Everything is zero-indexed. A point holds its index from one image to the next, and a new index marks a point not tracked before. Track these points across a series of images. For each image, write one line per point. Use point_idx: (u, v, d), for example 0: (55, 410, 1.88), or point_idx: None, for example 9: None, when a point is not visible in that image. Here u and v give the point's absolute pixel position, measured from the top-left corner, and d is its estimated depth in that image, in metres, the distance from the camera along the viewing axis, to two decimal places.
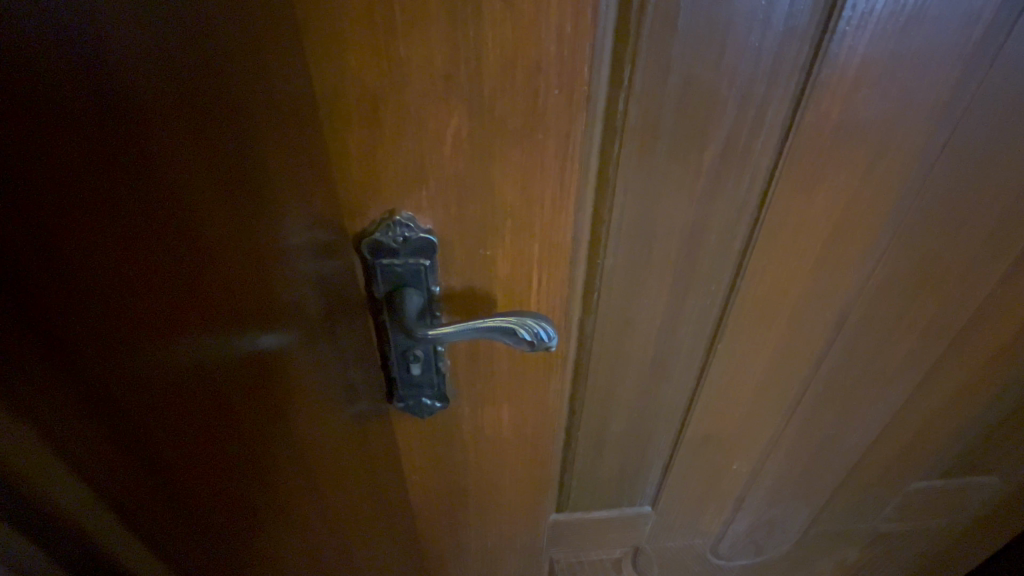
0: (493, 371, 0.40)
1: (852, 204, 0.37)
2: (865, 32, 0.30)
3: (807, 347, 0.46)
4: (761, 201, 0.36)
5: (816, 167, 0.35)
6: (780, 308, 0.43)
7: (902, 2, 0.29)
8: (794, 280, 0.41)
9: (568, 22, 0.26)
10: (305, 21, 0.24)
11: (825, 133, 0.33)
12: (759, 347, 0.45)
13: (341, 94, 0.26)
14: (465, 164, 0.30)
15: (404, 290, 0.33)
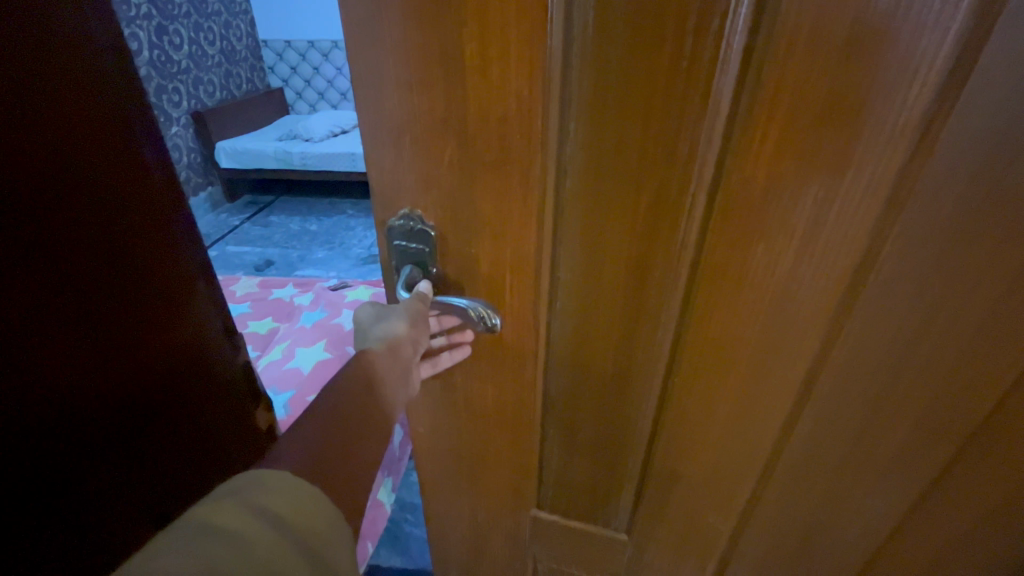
0: (474, 348, 0.51)
1: (808, 265, 0.39)
2: (784, 108, 0.34)
3: (771, 406, 0.46)
4: (700, 243, 0.41)
5: (754, 224, 0.38)
6: (737, 352, 0.45)
7: (821, 84, 0.32)
8: (744, 330, 0.43)
9: (524, 88, 0.37)
10: (360, 84, 0.40)
11: (757, 193, 0.37)
12: (720, 390, 0.47)
13: (378, 122, 0.41)
14: (454, 181, 0.42)
15: (409, 264, 0.48)
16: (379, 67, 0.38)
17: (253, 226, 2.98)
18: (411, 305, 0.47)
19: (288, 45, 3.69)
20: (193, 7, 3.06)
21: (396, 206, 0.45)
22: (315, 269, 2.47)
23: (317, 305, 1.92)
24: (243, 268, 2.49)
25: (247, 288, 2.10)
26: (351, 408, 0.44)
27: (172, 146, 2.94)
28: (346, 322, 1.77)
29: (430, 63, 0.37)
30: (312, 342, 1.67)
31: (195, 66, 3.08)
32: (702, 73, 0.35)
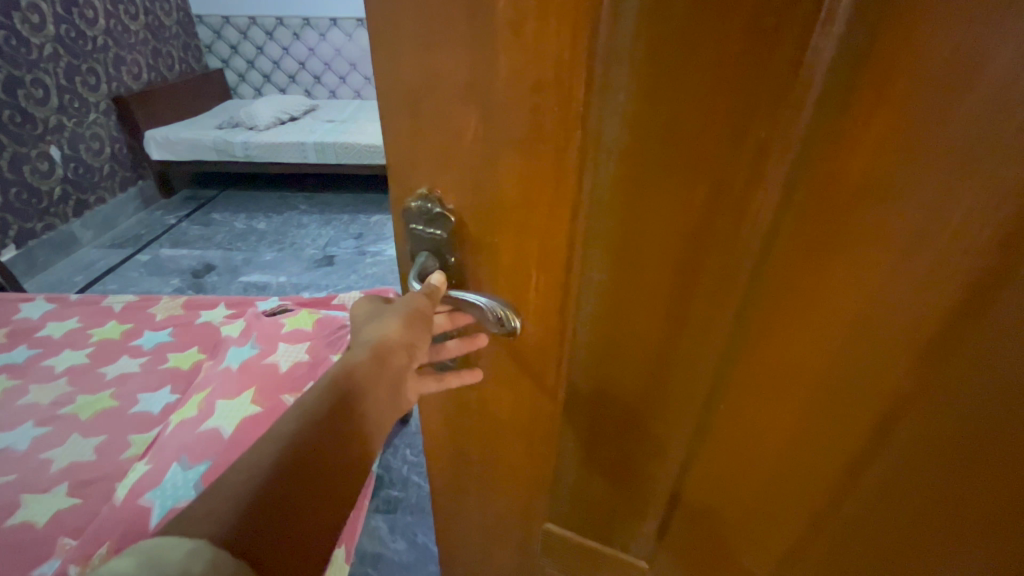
0: (489, 346, 0.46)
1: (896, 306, 0.31)
2: (885, 85, 0.26)
3: (824, 456, 0.39)
4: (760, 251, 0.34)
5: (831, 231, 0.31)
6: (791, 383, 0.38)
7: (941, 57, 0.24)
8: (803, 357, 0.36)
9: (567, 47, 0.30)
10: (377, 37, 0.34)
11: (841, 193, 0.30)
12: (769, 421, 0.40)
13: (393, 87, 0.35)
14: (478, 159, 0.37)
15: (424, 253, 0.42)
16: (395, 22, 0.33)
17: (192, 225, 2.65)
18: (419, 296, 0.42)
19: (225, 22, 3.24)
20: None
21: (411, 185, 0.40)
22: (262, 272, 2.25)
23: (247, 336, 1.28)
24: (179, 273, 2.22)
25: (168, 312, 1.48)
26: (336, 423, 0.38)
27: (91, 135, 2.45)
28: (284, 360, 1.17)
29: (454, 16, 0.31)
30: (235, 392, 1.09)
31: (115, 43, 2.58)
32: (786, 41, 0.27)
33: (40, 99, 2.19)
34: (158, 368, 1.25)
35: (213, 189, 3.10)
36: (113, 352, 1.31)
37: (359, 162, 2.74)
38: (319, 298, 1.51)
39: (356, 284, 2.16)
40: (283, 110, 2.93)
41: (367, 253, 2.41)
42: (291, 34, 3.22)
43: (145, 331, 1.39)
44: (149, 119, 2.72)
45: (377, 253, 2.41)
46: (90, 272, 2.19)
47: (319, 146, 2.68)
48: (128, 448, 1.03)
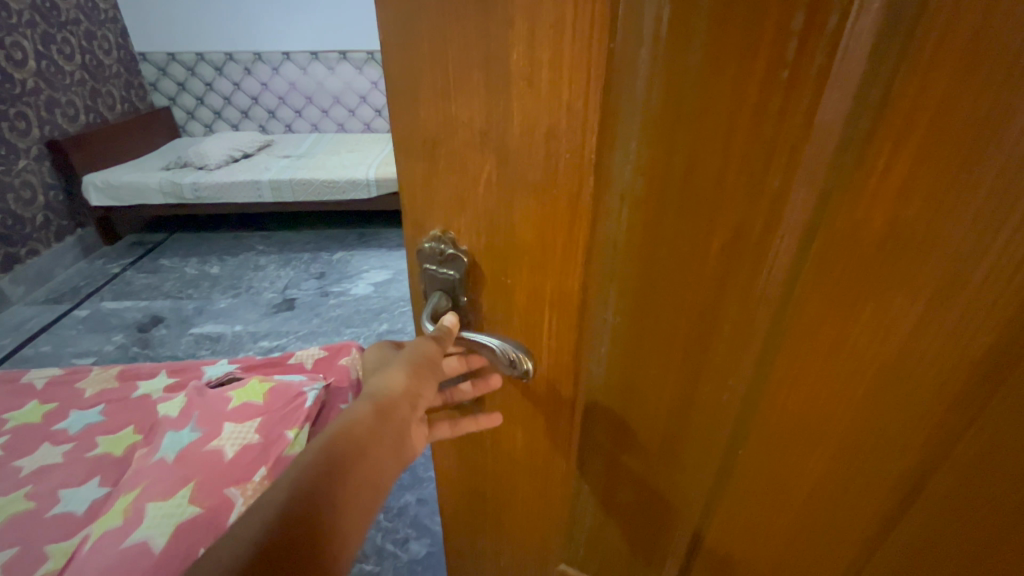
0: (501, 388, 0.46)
1: (923, 361, 0.30)
2: (908, 143, 0.26)
3: (858, 506, 0.38)
4: (782, 299, 0.34)
5: (855, 287, 0.30)
6: (816, 435, 0.36)
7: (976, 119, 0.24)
8: (829, 409, 0.35)
9: (581, 97, 0.30)
10: (393, 85, 0.35)
11: (865, 250, 0.29)
12: (797, 471, 0.39)
13: (410, 134, 0.36)
14: (491, 203, 0.36)
15: (437, 293, 0.42)
16: (414, 72, 0.33)
17: (139, 273, 2.60)
18: (433, 342, 0.41)
19: (200, 59, 3.22)
20: (40, 16, 2.50)
21: (423, 226, 0.40)
22: (216, 322, 2.20)
23: (188, 416, 1.14)
24: (123, 328, 2.17)
25: (99, 386, 1.32)
26: (336, 478, 0.37)
27: (20, 183, 2.38)
28: (231, 444, 1.04)
29: (470, 65, 0.32)
30: (169, 491, 0.93)
31: (47, 85, 2.53)
32: (805, 89, 0.27)
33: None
34: (86, 458, 1.07)
35: (161, 232, 3.04)
36: (33, 440, 1.13)
37: (316, 198, 2.72)
38: (272, 359, 1.43)
39: (318, 328, 2.14)
40: (235, 147, 2.95)
41: (330, 294, 2.40)
42: (240, 69, 3.25)
43: (70, 413, 1.21)
44: (87, 162, 2.65)
45: (341, 294, 2.39)
46: (20, 333, 2.13)
47: (274, 183, 2.67)
48: (47, 560, 0.86)
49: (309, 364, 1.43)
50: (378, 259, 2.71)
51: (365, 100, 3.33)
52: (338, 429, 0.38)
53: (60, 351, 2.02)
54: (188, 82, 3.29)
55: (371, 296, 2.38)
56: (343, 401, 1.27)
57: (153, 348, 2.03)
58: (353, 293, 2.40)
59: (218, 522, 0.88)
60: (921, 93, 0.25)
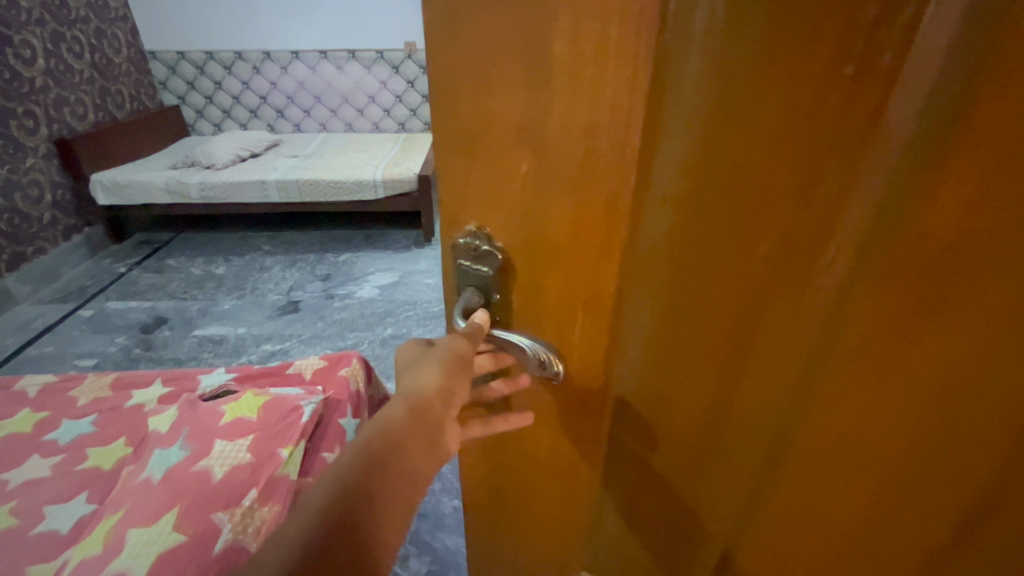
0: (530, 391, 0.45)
1: (981, 387, 0.29)
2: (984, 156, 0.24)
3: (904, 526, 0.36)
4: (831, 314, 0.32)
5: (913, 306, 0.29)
6: (861, 457, 0.35)
7: None
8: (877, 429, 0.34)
9: (624, 92, 0.29)
10: (434, 76, 0.33)
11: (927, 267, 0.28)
12: (840, 490, 0.38)
13: (449, 129, 0.35)
14: (527, 199, 0.35)
15: (469, 288, 0.41)
16: (456, 67, 0.32)
17: (144, 273, 2.60)
18: (465, 339, 0.40)
19: (209, 58, 3.23)
20: (49, 14, 2.50)
21: (458, 221, 0.39)
22: (220, 324, 2.19)
23: (177, 432, 0.93)
24: (127, 329, 2.16)
25: (92, 394, 1.16)
26: (369, 484, 0.36)
27: (28, 182, 2.38)
28: (222, 462, 0.85)
29: (514, 64, 0.31)
30: (152, 515, 0.76)
31: (56, 84, 2.53)
32: (871, 92, 0.25)
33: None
34: (70, 474, 0.94)
35: (167, 231, 3.04)
36: (17, 453, 0.99)
37: (322, 199, 2.72)
38: (269, 368, 1.20)
39: (323, 331, 2.13)
40: (242, 147, 2.95)
41: (335, 296, 2.39)
42: (249, 68, 3.25)
43: (61, 423, 1.06)
44: (94, 161, 2.65)
45: (346, 296, 2.38)
46: (24, 333, 2.13)
47: (280, 183, 2.66)
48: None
49: (307, 374, 1.18)
50: (384, 261, 2.69)
51: (374, 99, 3.34)
52: (373, 431, 0.37)
53: (63, 352, 2.02)
54: (197, 81, 3.29)
55: (376, 299, 2.36)
56: (343, 415, 1.05)
57: (156, 351, 2.02)
58: (358, 296, 2.39)
59: (205, 555, 0.71)
60: (1001, 101, 0.23)
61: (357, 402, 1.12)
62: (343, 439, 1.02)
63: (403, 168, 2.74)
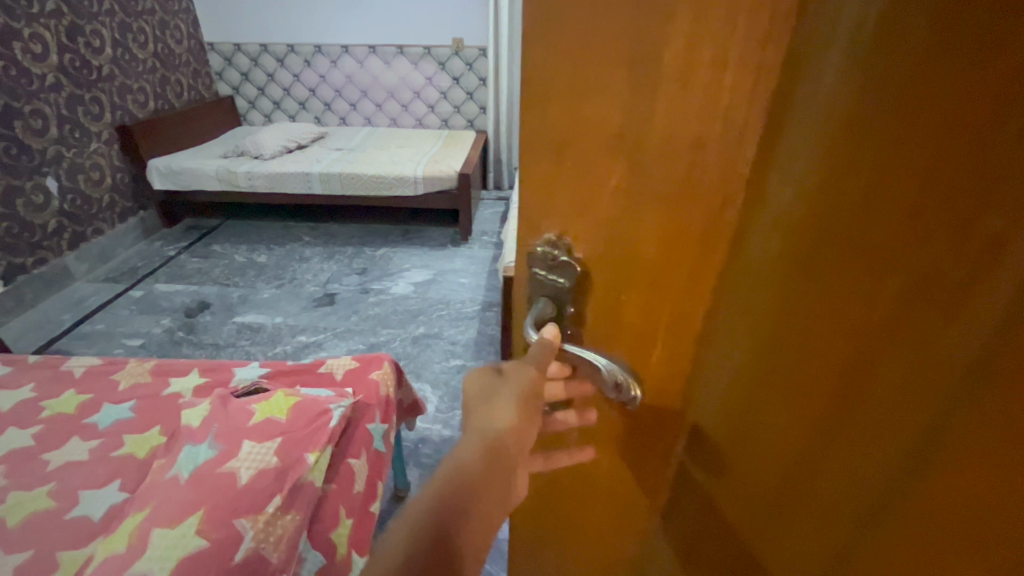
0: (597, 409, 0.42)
1: None
2: None
3: None
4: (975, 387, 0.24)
5: None
6: None
7: None
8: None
9: (744, 103, 0.28)
10: (527, 70, 0.31)
11: None
12: None
13: (537, 129, 0.33)
14: (616, 210, 0.33)
15: (543, 299, 0.38)
16: (553, 61, 0.30)
17: (191, 258, 2.69)
18: (538, 360, 0.37)
19: (264, 50, 3.32)
20: (118, 5, 2.61)
21: (537, 229, 0.37)
22: (258, 312, 2.24)
23: (208, 428, 0.88)
24: (171, 312, 2.24)
25: (133, 379, 1.19)
26: (450, 530, 0.34)
27: (90, 165, 2.50)
28: (248, 466, 0.80)
29: (617, 53, 0.28)
30: (178, 515, 0.72)
31: (121, 72, 2.65)
32: None
33: (37, 130, 2.23)
34: (108, 458, 0.98)
35: (215, 218, 3.15)
36: (60, 433, 1.04)
37: (362, 193, 2.76)
38: (301, 365, 1.17)
39: (357, 325, 2.14)
40: (290, 138, 3.02)
41: (370, 291, 2.40)
42: (301, 61, 3.32)
43: (103, 406, 1.10)
44: (152, 147, 2.76)
45: (381, 292, 2.40)
46: (78, 309, 2.23)
47: (324, 176, 2.71)
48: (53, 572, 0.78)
49: (338, 375, 1.15)
50: (420, 257, 2.71)
51: (419, 95, 3.37)
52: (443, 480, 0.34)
53: (113, 330, 2.10)
54: (251, 72, 3.39)
55: (410, 296, 2.37)
56: (370, 420, 1.05)
57: (197, 335, 2.08)
58: (392, 292, 2.40)
59: (225, 566, 0.68)
60: None
61: (385, 407, 1.12)
62: (370, 444, 1.02)
63: (444, 166, 2.75)
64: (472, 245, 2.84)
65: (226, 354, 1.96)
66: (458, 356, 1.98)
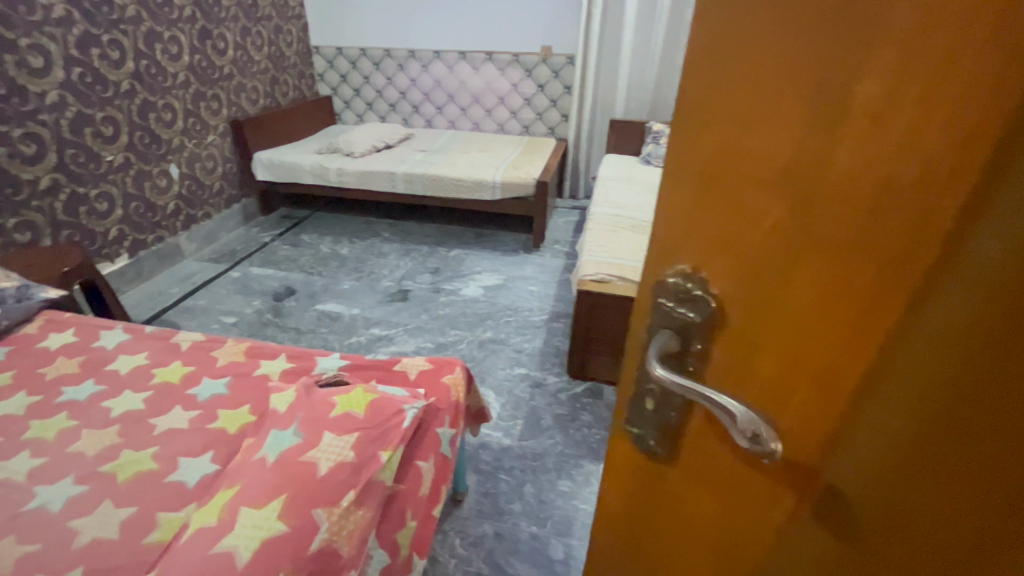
0: (707, 442, 0.43)
1: None
2: None
3: None
4: None
5: None
6: None
7: None
8: None
9: (940, 151, 0.26)
10: (691, 106, 0.33)
11: None
12: None
13: (693, 162, 0.34)
14: (766, 249, 0.33)
15: (667, 332, 0.40)
16: (715, 96, 0.32)
17: (283, 245, 2.89)
18: None
19: (363, 54, 3.51)
20: (242, 11, 2.87)
21: (670, 260, 0.39)
22: (338, 302, 2.36)
23: (293, 415, 0.93)
24: (262, 294, 2.42)
25: (229, 357, 1.28)
26: None
27: (206, 155, 2.76)
28: (327, 458, 0.83)
29: (789, 93, 0.29)
30: (263, 497, 0.76)
31: (239, 72, 2.90)
32: None
33: (167, 122, 2.49)
34: (203, 429, 1.06)
35: (305, 209, 3.37)
36: (166, 401, 1.14)
37: (442, 195, 2.83)
38: (378, 361, 1.21)
39: (427, 324, 2.20)
40: (379, 139, 3.18)
41: (442, 291, 2.46)
42: (395, 65, 3.48)
43: (203, 379, 1.20)
44: (258, 141, 3.01)
45: (452, 293, 2.44)
46: (185, 285, 2.47)
47: (407, 176, 2.81)
48: (152, 530, 0.86)
49: (412, 375, 1.18)
50: (492, 261, 2.74)
51: (503, 101, 3.43)
52: None
53: (212, 306, 2.30)
54: (349, 75, 3.60)
55: (480, 299, 2.39)
56: (440, 425, 1.05)
57: (283, 318, 2.23)
58: (463, 293, 2.44)
59: (301, 554, 0.71)
60: None
61: (455, 412, 1.13)
62: (438, 448, 1.03)
63: (522, 172, 2.76)
64: (543, 253, 2.83)
65: (307, 340, 2.08)
66: (522, 364, 1.97)
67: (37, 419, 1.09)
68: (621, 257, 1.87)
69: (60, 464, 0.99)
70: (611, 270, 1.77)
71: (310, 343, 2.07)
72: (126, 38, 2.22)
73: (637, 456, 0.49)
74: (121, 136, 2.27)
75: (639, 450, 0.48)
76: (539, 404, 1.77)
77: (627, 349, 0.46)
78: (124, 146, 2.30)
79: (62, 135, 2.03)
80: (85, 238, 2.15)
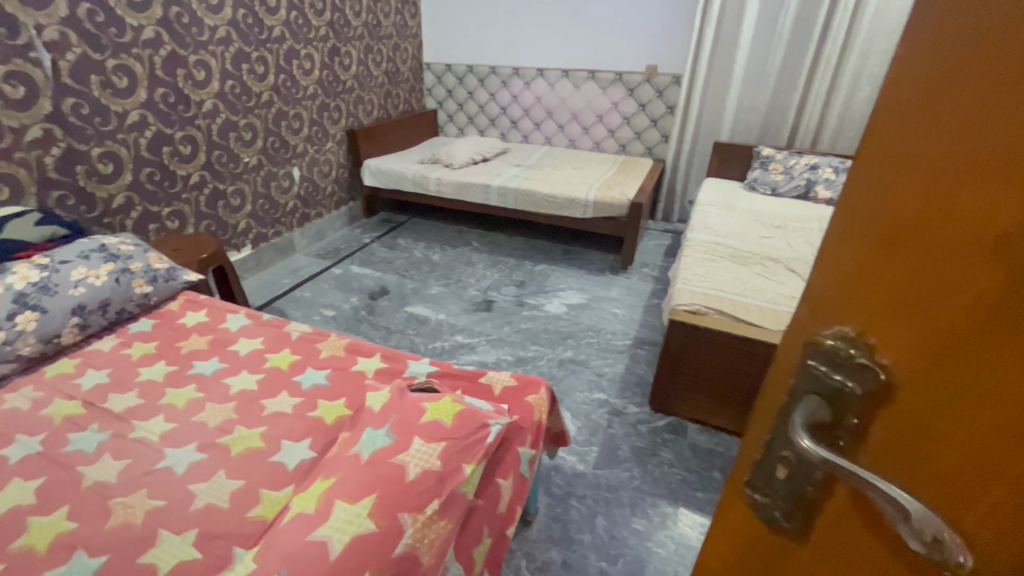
0: (850, 528, 0.38)
1: None
2: None
3: None
4: None
5: None
6: None
7: None
8: None
9: None
10: (882, 157, 0.31)
11: None
12: None
13: (877, 217, 0.31)
14: (962, 323, 0.29)
15: (814, 399, 0.36)
16: (913, 147, 0.29)
17: (380, 247, 3.08)
18: None
19: (469, 71, 3.67)
20: (367, 31, 3.13)
21: (828, 320, 0.35)
22: (426, 306, 2.46)
23: (386, 415, 0.97)
24: (359, 292, 2.58)
25: (331, 350, 1.38)
26: None
27: (324, 160, 3.03)
28: (416, 463, 0.85)
29: None
30: (355, 493, 0.79)
31: (359, 86, 3.16)
32: None
33: (295, 130, 2.77)
34: (304, 416, 1.14)
35: (403, 215, 3.57)
36: (275, 385, 1.25)
37: (533, 210, 2.86)
38: (465, 371, 1.23)
39: (508, 336, 2.22)
40: (477, 152, 3.29)
41: (525, 305, 2.47)
42: (498, 81, 3.60)
43: (307, 369, 1.30)
44: (369, 150, 3.24)
45: (535, 308, 2.45)
46: (294, 277, 2.71)
47: (501, 189, 2.88)
48: (255, 505, 0.93)
49: (496, 390, 1.18)
50: (577, 279, 2.71)
51: (602, 119, 3.41)
52: None
53: (315, 299, 2.50)
54: (455, 90, 3.78)
55: (562, 317, 2.37)
56: (522, 444, 1.04)
57: (375, 316, 2.37)
58: (546, 309, 2.43)
59: (386, 556, 0.73)
60: None
61: (536, 432, 1.11)
62: (518, 468, 1.02)
63: (616, 192, 2.71)
64: (630, 276, 2.75)
65: (395, 339, 2.19)
66: (602, 388, 1.91)
67: (172, 387, 1.25)
68: (719, 288, 1.76)
69: (186, 430, 1.12)
70: (707, 301, 1.67)
71: (398, 343, 2.17)
72: (271, 55, 2.51)
73: (756, 526, 0.45)
74: (257, 141, 2.56)
75: (759, 520, 0.44)
76: (616, 433, 1.71)
77: (760, 405, 0.43)
78: (258, 150, 2.59)
79: (212, 138, 2.33)
80: (219, 228, 2.44)
